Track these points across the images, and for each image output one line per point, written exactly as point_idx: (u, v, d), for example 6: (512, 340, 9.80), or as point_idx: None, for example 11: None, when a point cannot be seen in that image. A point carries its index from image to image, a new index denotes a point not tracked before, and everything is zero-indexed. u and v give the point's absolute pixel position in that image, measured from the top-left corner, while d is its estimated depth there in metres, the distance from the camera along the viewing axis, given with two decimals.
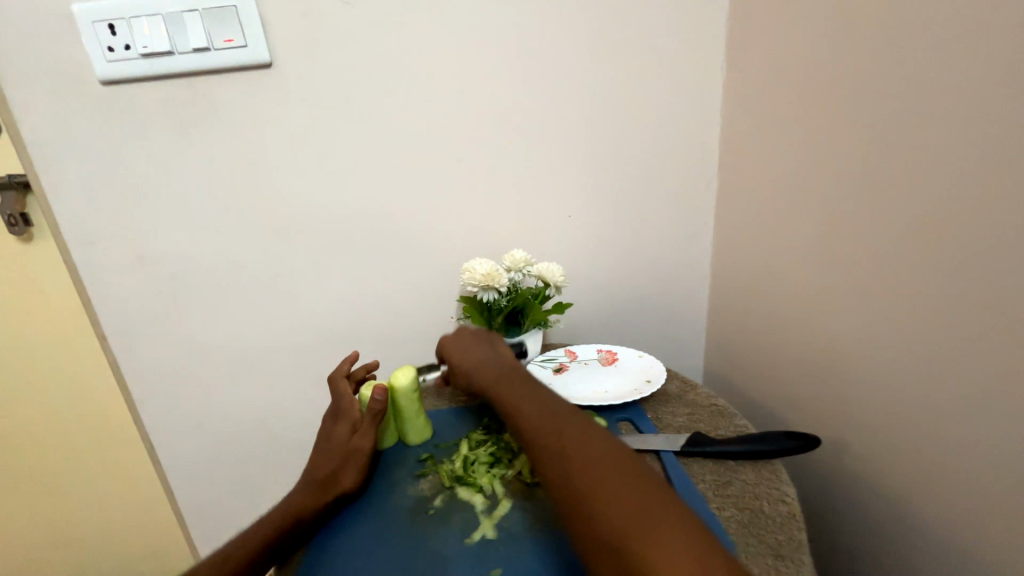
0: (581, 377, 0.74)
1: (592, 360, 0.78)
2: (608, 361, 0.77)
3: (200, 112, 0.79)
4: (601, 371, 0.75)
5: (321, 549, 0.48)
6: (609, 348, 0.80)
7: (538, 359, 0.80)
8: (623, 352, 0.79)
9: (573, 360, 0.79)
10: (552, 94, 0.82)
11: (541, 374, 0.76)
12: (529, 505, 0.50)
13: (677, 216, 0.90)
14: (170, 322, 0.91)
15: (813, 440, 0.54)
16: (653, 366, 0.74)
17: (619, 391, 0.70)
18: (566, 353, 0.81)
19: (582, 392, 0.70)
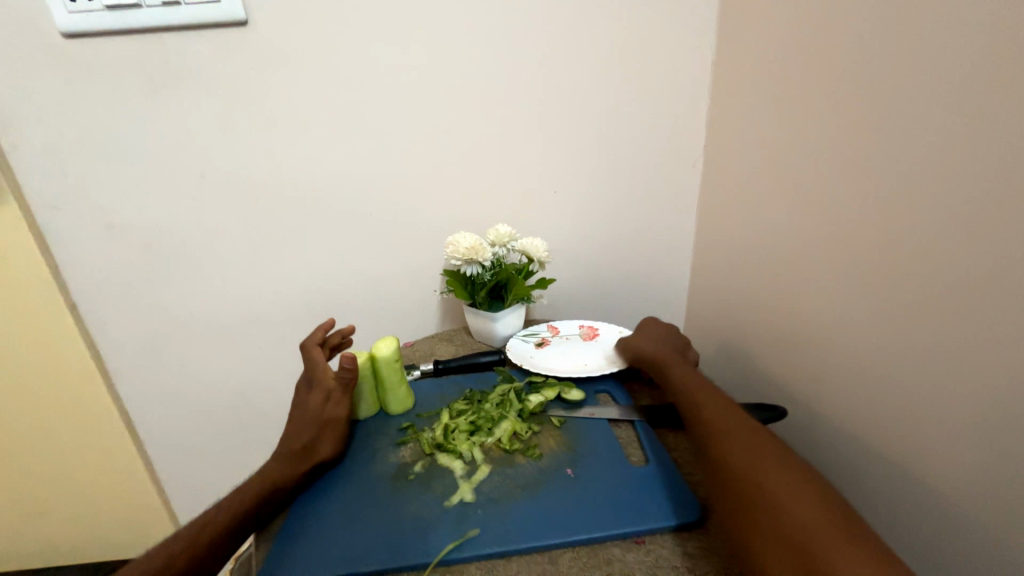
0: (562, 352, 0.75)
1: (574, 337, 0.79)
2: (590, 337, 0.79)
3: (171, 71, 0.76)
4: (582, 347, 0.76)
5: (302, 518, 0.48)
6: (590, 325, 0.81)
7: (521, 333, 0.80)
8: (604, 329, 0.80)
9: (556, 335, 0.79)
10: (539, 66, 0.80)
11: (523, 347, 0.76)
12: (507, 471, 0.52)
13: (659, 195, 0.91)
14: (142, 292, 0.89)
15: (778, 412, 0.57)
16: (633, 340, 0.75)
17: (598, 362, 0.71)
18: (549, 329, 0.81)
19: (564, 364, 0.71)
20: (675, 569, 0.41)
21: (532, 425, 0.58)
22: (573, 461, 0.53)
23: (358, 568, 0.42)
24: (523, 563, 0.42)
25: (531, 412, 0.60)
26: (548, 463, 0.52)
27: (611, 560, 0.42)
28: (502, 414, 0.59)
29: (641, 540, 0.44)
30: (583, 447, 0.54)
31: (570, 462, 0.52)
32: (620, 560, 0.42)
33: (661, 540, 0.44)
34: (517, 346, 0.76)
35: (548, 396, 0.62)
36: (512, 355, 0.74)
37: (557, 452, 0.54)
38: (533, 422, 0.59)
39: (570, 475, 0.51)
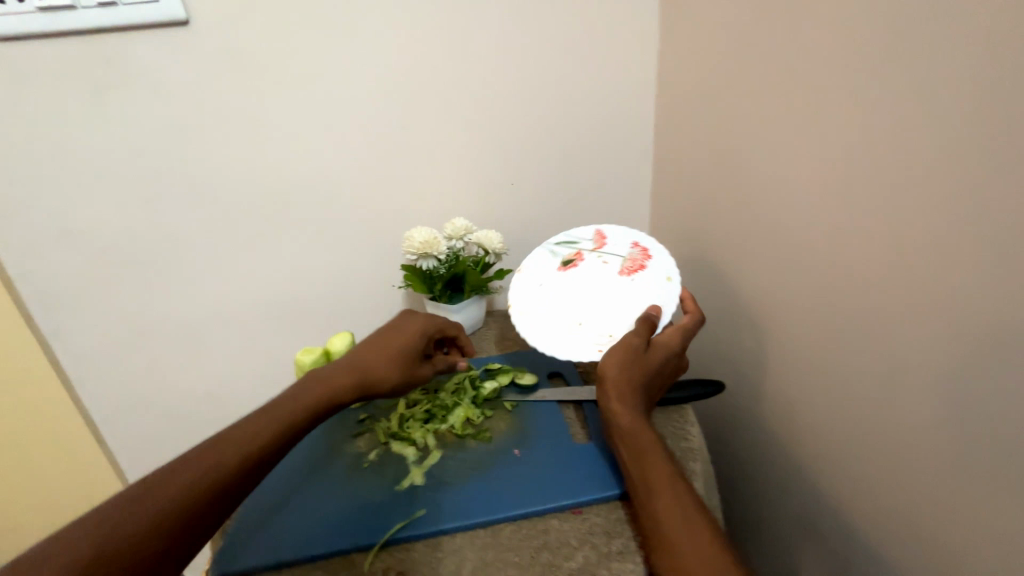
0: (579, 287, 0.69)
1: (614, 260, 0.70)
2: (631, 270, 0.68)
3: (114, 73, 0.75)
4: (611, 281, 0.68)
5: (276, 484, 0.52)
6: (644, 246, 0.69)
7: (557, 239, 0.74)
8: (655, 262, 0.67)
9: (592, 253, 0.72)
10: (489, 61, 0.82)
11: (546, 262, 0.73)
12: (459, 454, 0.54)
13: (614, 184, 0.94)
14: (100, 299, 0.88)
15: (717, 386, 0.61)
16: (666, 304, 0.63)
17: (595, 335, 0.65)
18: (595, 237, 0.74)
19: (563, 313, 0.68)
20: (606, 534, 0.44)
21: (485, 410, 0.60)
22: (522, 441, 0.55)
23: (307, 552, 0.44)
24: (467, 537, 0.45)
25: (485, 398, 0.62)
26: (498, 445, 0.55)
27: (548, 529, 0.45)
28: (457, 401, 0.61)
29: (578, 511, 0.47)
30: (532, 429, 0.57)
31: (519, 443, 0.55)
32: (557, 529, 0.45)
33: (596, 510, 0.47)
34: (543, 256, 0.73)
35: (502, 382, 0.64)
36: (524, 273, 0.73)
37: (507, 434, 0.57)
38: (486, 407, 0.61)
39: (517, 455, 0.53)
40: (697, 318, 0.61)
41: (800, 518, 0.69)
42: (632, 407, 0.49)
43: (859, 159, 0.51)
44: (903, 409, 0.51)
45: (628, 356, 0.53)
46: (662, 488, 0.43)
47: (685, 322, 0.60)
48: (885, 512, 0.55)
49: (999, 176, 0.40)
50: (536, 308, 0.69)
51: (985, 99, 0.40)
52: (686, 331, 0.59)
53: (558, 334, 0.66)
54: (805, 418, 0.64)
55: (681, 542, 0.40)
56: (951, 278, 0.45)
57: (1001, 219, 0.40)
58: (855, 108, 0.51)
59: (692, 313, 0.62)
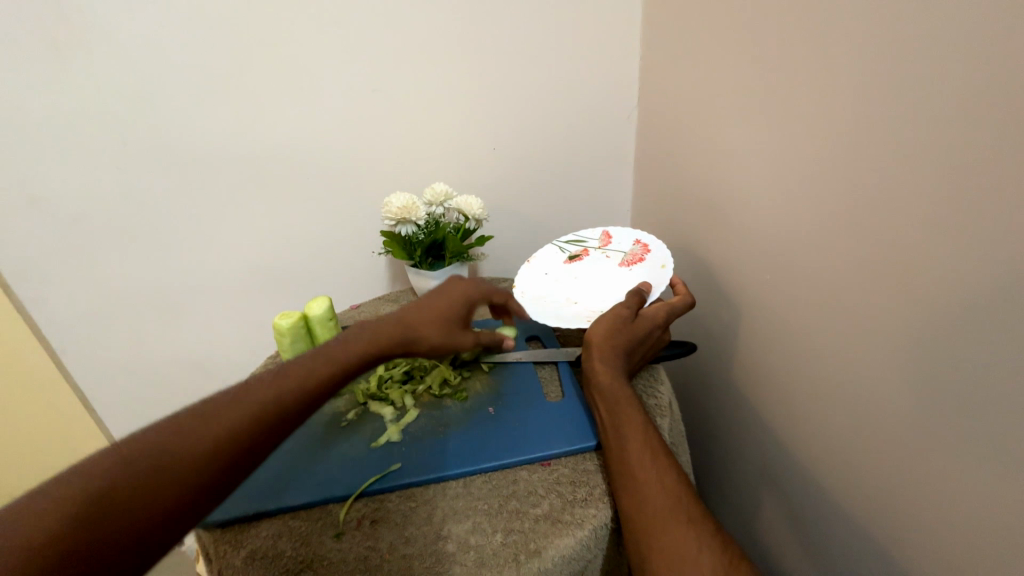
0: (581, 276, 0.70)
1: (617, 255, 0.70)
2: (631, 261, 0.68)
3: (69, 32, 0.71)
4: (612, 273, 0.68)
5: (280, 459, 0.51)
6: (645, 242, 0.69)
7: (566, 237, 0.75)
8: (653, 254, 0.67)
9: (598, 251, 0.72)
10: (465, 15, 0.78)
11: (553, 256, 0.74)
12: (434, 412, 0.56)
13: (596, 148, 0.92)
14: (77, 268, 0.87)
15: (688, 346, 0.62)
16: (658, 283, 0.62)
17: (587, 310, 0.64)
18: (602, 236, 0.74)
19: (562, 294, 0.68)
20: (571, 483, 0.46)
21: (462, 371, 0.61)
22: (496, 400, 0.57)
23: (284, 503, 0.46)
24: (438, 488, 0.47)
25: (463, 359, 0.63)
26: (473, 404, 0.56)
27: (517, 480, 0.47)
28: (435, 363, 0.62)
29: (546, 463, 0.49)
30: (506, 388, 0.58)
31: (493, 402, 0.57)
32: (525, 480, 0.47)
33: (564, 462, 0.49)
34: (551, 251, 0.75)
35: None
36: (531, 265, 0.74)
37: (482, 394, 0.58)
38: (463, 368, 0.62)
39: (492, 413, 0.55)
40: (686, 301, 0.60)
41: (762, 471, 0.72)
42: (613, 369, 0.50)
43: (817, 118, 0.50)
44: (846, 367, 0.53)
45: (615, 323, 0.54)
46: (634, 441, 0.45)
47: (674, 303, 0.59)
48: (830, 464, 0.58)
49: (934, 134, 0.39)
50: (535, 289, 0.69)
51: (923, 53, 0.39)
52: (672, 309, 0.58)
53: (551, 307, 0.66)
54: (769, 378, 0.66)
55: (649, 488, 0.42)
56: (887, 238, 0.45)
57: (934, 177, 0.40)
58: (816, 64, 0.49)
59: (682, 296, 0.60)
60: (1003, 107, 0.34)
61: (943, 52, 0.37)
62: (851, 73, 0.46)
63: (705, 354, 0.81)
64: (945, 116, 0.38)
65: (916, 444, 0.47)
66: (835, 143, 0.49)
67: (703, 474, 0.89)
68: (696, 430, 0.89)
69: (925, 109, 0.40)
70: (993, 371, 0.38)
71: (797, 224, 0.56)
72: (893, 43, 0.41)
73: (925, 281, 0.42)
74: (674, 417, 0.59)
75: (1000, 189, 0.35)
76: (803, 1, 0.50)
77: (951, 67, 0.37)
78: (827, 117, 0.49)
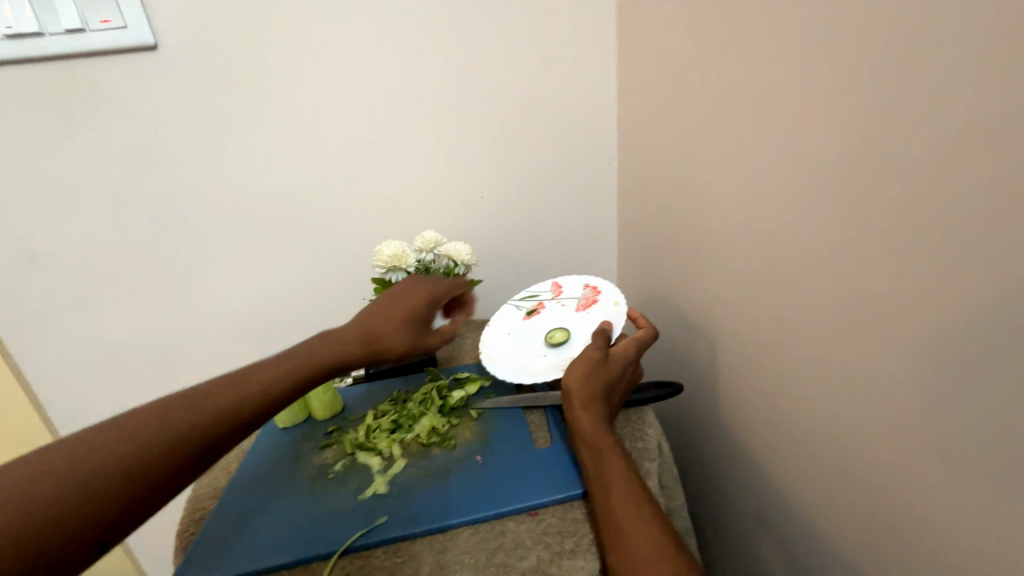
0: (542, 328, 0.71)
1: (571, 301, 0.72)
2: (585, 305, 0.71)
3: (83, 98, 0.76)
4: (572, 318, 0.70)
5: (249, 519, 0.51)
6: (594, 285, 0.72)
7: (519, 294, 0.77)
8: (605, 295, 0.70)
9: (553, 299, 0.74)
10: (454, 78, 0.84)
11: (511, 315, 0.75)
12: (422, 462, 0.56)
13: (581, 194, 0.97)
14: (71, 321, 0.88)
15: (674, 387, 0.62)
16: (618, 321, 0.65)
17: (558, 359, 0.65)
18: (552, 287, 0.76)
19: (530, 349, 0.69)
20: (560, 533, 0.46)
21: (451, 419, 0.62)
22: (484, 447, 0.57)
23: (267, 563, 0.45)
24: (424, 543, 0.46)
25: (452, 406, 0.64)
26: (461, 452, 0.56)
27: (505, 531, 0.47)
28: (423, 411, 0.62)
29: (534, 513, 0.48)
30: (495, 435, 0.59)
31: (481, 449, 0.57)
32: (513, 531, 0.47)
33: (552, 511, 0.49)
34: (508, 311, 0.75)
35: (469, 390, 0.66)
36: (491, 329, 0.74)
37: (471, 441, 0.58)
38: (452, 415, 0.62)
39: (479, 461, 0.55)
40: (651, 333, 0.63)
41: (759, 513, 0.71)
42: (594, 416, 0.51)
43: (784, 167, 0.54)
44: (832, 404, 0.54)
45: (590, 366, 0.55)
46: (619, 490, 0.45)
47: (640, 336, 0.62)
48: (826, 505, 0.57)
49: (887, 184, 0.43)
50: (502, 350, 0.69)
51: (870, 113, 0.43)
52: (640, 343, 0.60)
53: (523, 364, 0.67)
54: (759, 417, 0.66)
55: (635, 540, 0.42)
56: (858, 279, 0.47)
57: (889, 223, 0.43)
58: (777, 119, 0.54)
59: (646, 329, 0.63)
60: (953, 160, 0.37)
61: (891, 110, 0.41)
62: (806, 131, 0.50)
63: (694, 393, 0.82)
64: (900, 167, 0.41)
65: (903, 483, 0.47)
66: (800, 193, 0.52)
67: (701, 520, 0.87)
68: (691, 472, 0.87)
69: (881, 160, 0.43)
70: (969, 408, 0.39)
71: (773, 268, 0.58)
72: (847, 101, 0.45)
73: (898, 320, 0.44)
74: (663, 460, 0.59)
75: (958, 233, 0.38)
76: (760, 64, 0.55)
77: (900, 124, 0.41)
78: (791, 170, 0.53)
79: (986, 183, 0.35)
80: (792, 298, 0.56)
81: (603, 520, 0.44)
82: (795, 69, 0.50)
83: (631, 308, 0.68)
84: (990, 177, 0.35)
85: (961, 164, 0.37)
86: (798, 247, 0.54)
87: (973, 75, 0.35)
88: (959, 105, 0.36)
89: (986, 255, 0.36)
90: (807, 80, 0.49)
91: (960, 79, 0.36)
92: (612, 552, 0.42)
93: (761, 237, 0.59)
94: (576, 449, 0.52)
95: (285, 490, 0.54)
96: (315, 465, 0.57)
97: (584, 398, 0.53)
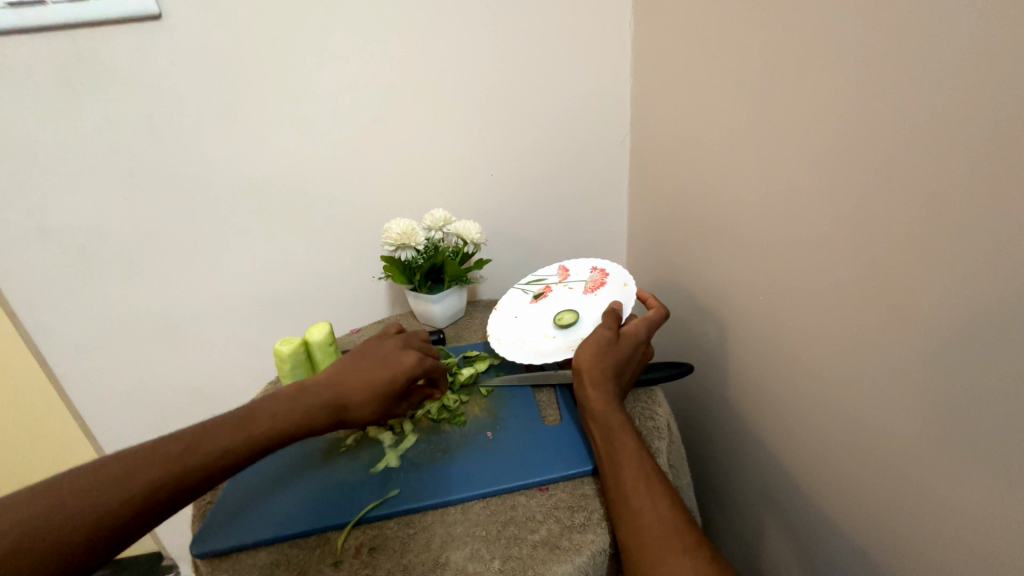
0: (550, 311, 0.70)
1: (579, 284, 0.72)
2: (594, 288, 0.70)
3: (88, 73, 0.75)
4: (580, 300, 0.69)
5: (264, 489, 0.52)
6: (602, 268, 0.71)
7: (527, 278, 0.76)
8: (614, 277, 0.69)
9: (561, 282, 0.73)
10: (462, 51, 0.81)
11: (519, 299, 0.74)
12: (433, 437, 0.56)
13: (591, 173, 0.95)
14: (84, 297, 0.89)
15: (685, 367, 0.61)
16: (627, 301, 0.64)
17: (566, 340, 0.65)
18: (559, 271, 0.75)
19: (538, 331, 0.68)
20: (570, 508, 0.46)
21: (460, 396, 0.62)
22: (494, 424, 0.57)
23: (284, 531, 0.46)
24: (437, 515, 0.47)
25: (462, 384, 0.64)
26: (471, 428, 0.57)
27: (515, 506, 0.47)
28: None
29: (545, 488, 0.49)
30: (505, 412, 0.59)
31: (492, 426, 0.57)
32: (523, 505, 0.47)
33: (562, 486, 0.49)
34: (515, 295, 0.75)
35: (478, 368, 0.66)
36: (499, 312, 0.74)
37: (481, 417, 0.58)
38: (462, 392, 0.63)
39: (489, 437, 0.55)
40: (662, 313, 0.62)
41: (764, 494, 0.71)
42: (604, 395, 0.51)
43: (797, 144, 0.52)
44: (840, 388, 0.53)
45: (601, 346, 0.55)
46: (630, 468, 0.45)
47: (651, 316, 0.61)
48: (831, 487, 0.57)
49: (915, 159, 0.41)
50: (510, 333, 0.69)
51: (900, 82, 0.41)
52: (651, 323, 0.60)
53: (532, 345, 0.66)
54: (767, 398, 0.66)
55: (646, 516, 0.42)
56: (869, 260, 0.46)
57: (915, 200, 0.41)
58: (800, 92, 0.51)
59: (656, 309, 0.62)
60: (972, 135, 0.35)
61: (909, 81, 0.39)
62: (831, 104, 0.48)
63: (702, 376, 0.82)
64: (917, 143, 0.39)
65: (908, 467, 0.46)
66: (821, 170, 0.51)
67: (705, 499, 0.88)
68: (696, 452, 0.88)
69: (895, 135, 0.41)
70: (979, 392, 0.38)
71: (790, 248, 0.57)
72: (864, 73, 0.43)
73: (907, 302, 0.43)
74: (672, 439, 0.60)
75: (974, 213, 0.36)
76: (780, 33, 0.52)
77: (917, 97, 0.39)
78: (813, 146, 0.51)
79: (1005, 159, 0.33)
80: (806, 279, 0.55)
81: (612, 496, 0.45)
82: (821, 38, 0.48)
83: (641, 289, 0.67)
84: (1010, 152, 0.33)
85: (980, 138, 0.35)
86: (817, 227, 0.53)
87: (999, 43, 0.33)
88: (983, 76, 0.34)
89: (1002, 236, 0.34)
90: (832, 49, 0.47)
91: (984, 46, 0.34)
92: (622, 528, 0.43)
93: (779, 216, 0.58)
94: (586, 427, 0.52)
95: (299, 461, 0.55)
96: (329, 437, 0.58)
97: (595, 377, 0.53)
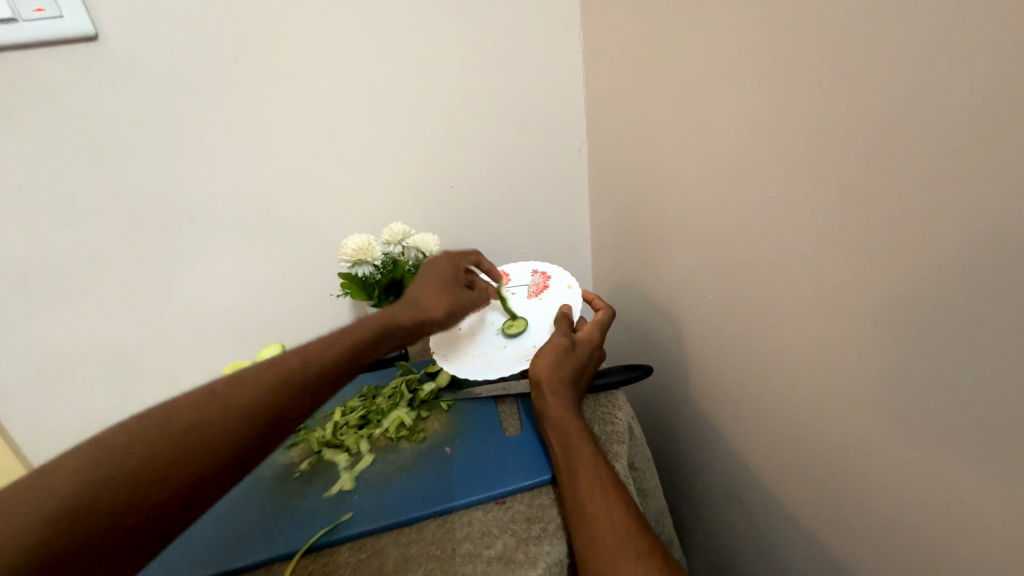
0: (495, 319, 0.69)
1: (521, 289, 0.72)
2: (537, 291, 0.70)
3: (22, 95, 0.71)
4: (524, 304, 0.70)
5: (208, 524, 0.49)
6: (543, 271, 0.72)
7: None
8: (556, 280, 0.71)
9: (501, 287, 0.73)
10: (417, 65, 0.82)
11: None
12: (390, 456, 0.55)
13: (551, 181, 0.96)
14: (26, 329, 0.84)
15: (643, 370, 0.62)
16: (576, 304, 0.65)
17: (519, 349, 0.63)
18: (497, 277, 0.75)
19: (486, 342, 0.66)
20: (526, 520, 0.46)
21: (420, 412, 0.61)
22: (453, 439, 0.56)
23: (225, 566, 0.44)
24: (391, 536, 0.46)
25: (422, 400, 0.63)
26: (430, 444, 0.56)
27: (472, 521, 0.46)
28: (393, 405, 0.61)
29: (503, 500, 0.48)
30: (464, 426, 0.58)
31: (450, 440, 0.56)
32: (480, 520, 0.46)
33: (519, 498, 0.48)
34: None
35: (439, 383, 0.65)
36: None
37: (440, 433, 0.57)
38: (422, 409, 0.62)
39: (447, 453, 0.54)
40: (609, 312, 0.63)
41: (728, 488, 0.72)
42: (562, 402, 0.51)
43: (737, 146, 0.54)
44: (797, 382, 0.54)
45: (559, 353, 0.55)
46: (586, 474, 0.45)
47: (600, 318, 0.62)
48: (790, 478, 0.59)
49: (839, 159, 0.43)
50: (455, 343, 0.66)
51: (819, 88, 0.43)
52: (603, 327, 0.61)
53: (482, 358, 0.64)
54: (726, 394, 0.67)
55: (600, 522, 0.42)
56: (816, 254, 0.47)
57: (837, 198, 0.44)
58: (730, 100, 0.54)
59: (603, 309, 0.63)
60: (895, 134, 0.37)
61: (839, 84, 0.41)
62: (761, 110, 0.50)
63: (665, 377, 0.83)
64: (850, 140, 0.41)
65: (862, 456, 0.48)
66: (755, 172, 0.53)
67: (675, 497, 0.89)
68: (664, 452, 0.89)
69: (832, 136, 0.43)
70: (924, 380, 0.40)
71: (735, 248, 0.59)
72: (795, 79, 0.45)
73: (854, 297, 0.44)
74: (631, 442, 0.60)
75: (903, 206, 0.38)
76: (716, 41, 0.54)
77: (847, 103, 0.40)
78: (749, 150, 0.53)
79: (928, 156, 0.35)
80: (754, 276, 0.57)
81: (569, 504, 0.44)
82: (747, 47, 0.50)
83: (584, 290, 0.69)
84: (932, 151, 0.35)
85: (909, 138, 0.36)
86: (756, 227, 0.54)
87: (915, 52, 0.35)
88: (883, 112, 0.37)
89: (931, 230, 0.36)
90: (757, 60, 0.49)
91: (901, 55, 0.35)
92: (578, 536, 0.42)
93: (722, 217, 0.60)
94: (543, 434, 0.52)
95: (248, 492, 0.53)
96: (281, 465, 0.56)
97: (554, 384, 0.52)
